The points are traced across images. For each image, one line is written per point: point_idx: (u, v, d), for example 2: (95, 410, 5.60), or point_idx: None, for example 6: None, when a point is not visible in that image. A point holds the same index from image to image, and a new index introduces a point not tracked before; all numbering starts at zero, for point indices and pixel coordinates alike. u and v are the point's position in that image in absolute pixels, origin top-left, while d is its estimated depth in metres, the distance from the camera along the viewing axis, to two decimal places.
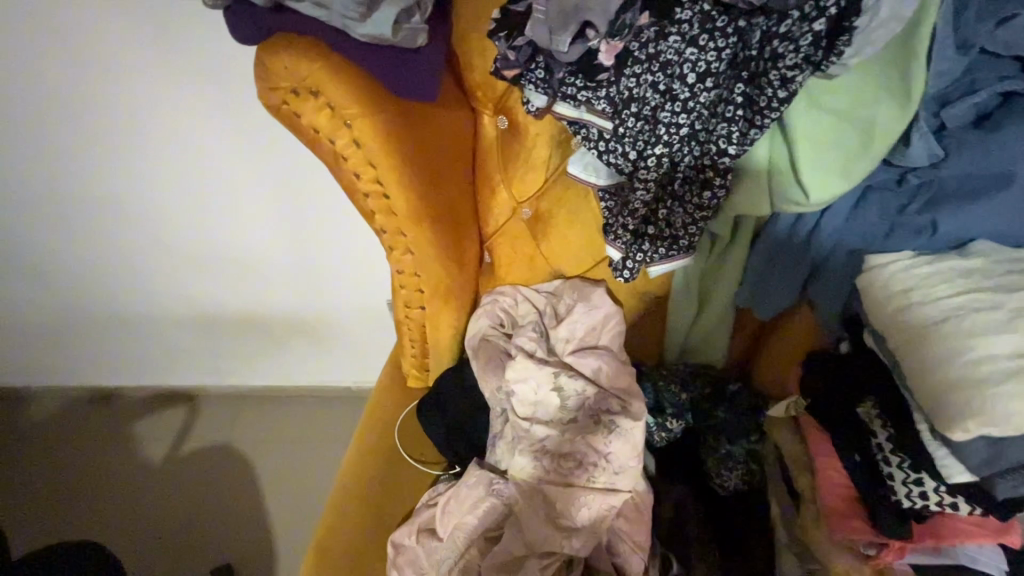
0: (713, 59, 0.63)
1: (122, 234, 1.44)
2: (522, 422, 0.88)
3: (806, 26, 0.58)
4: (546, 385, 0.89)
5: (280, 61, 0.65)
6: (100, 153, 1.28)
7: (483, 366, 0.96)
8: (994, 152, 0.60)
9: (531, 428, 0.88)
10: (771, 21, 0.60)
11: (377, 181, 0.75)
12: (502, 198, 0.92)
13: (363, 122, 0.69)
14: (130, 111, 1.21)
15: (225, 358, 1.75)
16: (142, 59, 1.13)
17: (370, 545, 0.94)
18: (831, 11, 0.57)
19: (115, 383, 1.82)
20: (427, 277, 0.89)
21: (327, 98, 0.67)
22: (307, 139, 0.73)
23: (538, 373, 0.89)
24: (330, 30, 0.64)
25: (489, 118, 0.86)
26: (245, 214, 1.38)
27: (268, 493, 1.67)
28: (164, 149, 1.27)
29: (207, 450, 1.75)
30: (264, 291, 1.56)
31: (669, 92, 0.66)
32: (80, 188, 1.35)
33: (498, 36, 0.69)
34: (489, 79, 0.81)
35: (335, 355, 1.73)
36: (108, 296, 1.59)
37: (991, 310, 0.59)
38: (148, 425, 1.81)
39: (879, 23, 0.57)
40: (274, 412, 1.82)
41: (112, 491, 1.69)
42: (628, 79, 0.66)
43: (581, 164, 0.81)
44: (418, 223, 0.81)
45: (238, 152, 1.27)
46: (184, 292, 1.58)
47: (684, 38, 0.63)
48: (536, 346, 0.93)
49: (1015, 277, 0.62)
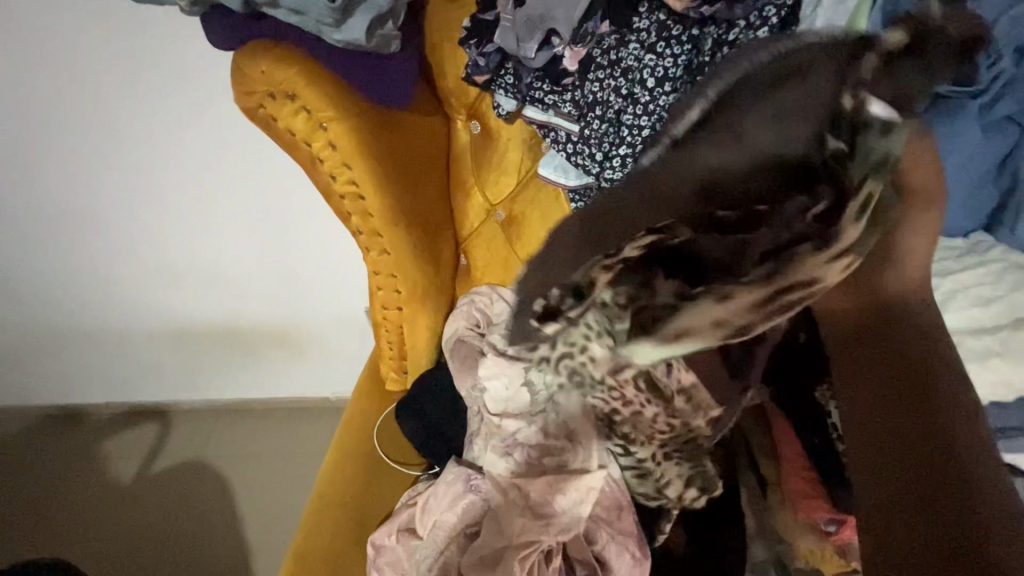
0: (669, 65, 0.66)
1: (95, 246, 1.42)
2: (493, 418, 0.88)
3: (752, 33, 0.62)
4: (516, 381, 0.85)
5: (257, 67, 0.67)
6: (73, 166, 1.27)
7: (460, 367, 0.95)
8: (927, 150, 0.66)
9: (502, 422, 0.87)
10: (721, 29, 0.64)
11: (353, 184, 0.77)
12: (476, 201, 0.95)
13: (339, 126, 0.71)
14: (106, 119, 1.20)
15: (202, 371, 1.71)
16: (120, 67, 1.13)
17: (349, 546, 0.95)
18: (774, 20, 0.62)
19: (86, 401, 1.78)
20: (404, 278, 0.91)
21: (303, 103, 0.69)
22: (284, 143, 0.75)
23: (508, 370, 0.85)
24: (308, 37, 0.68)
25: (462, 123, 0.90)
26: (225, 223, 1.38)
27: (245, 508, 1.64)
28: (138, 161, 1.27)
29: (185, 464, 1.71)
30: (242, 300, 1.54)
31: (631, 96, 0.68)
32: (51, 200, 1.33)
33: (470, 43, 0.73)
34: (461, 86, 0.84)
35: (313, 364, 1.71)
36: (80, 309, 1.55)
37: (926, 293, 0.64)
38: (122, 441, 1.76)
39: (817, 31, 0.63)
40: (250, 426, 1.78)
41: (83, 510, 1.64)
42: (592, 84, 0.71)
43: (552, 166, 0.84)
44: (394, 225, 0.83)
45: (217, 160, 1.27)
46: (159, 302, 1.55)
47: (642, 46, 0.67)
48: (504, 341, 0.88)
49: (948, 262, 0.66)
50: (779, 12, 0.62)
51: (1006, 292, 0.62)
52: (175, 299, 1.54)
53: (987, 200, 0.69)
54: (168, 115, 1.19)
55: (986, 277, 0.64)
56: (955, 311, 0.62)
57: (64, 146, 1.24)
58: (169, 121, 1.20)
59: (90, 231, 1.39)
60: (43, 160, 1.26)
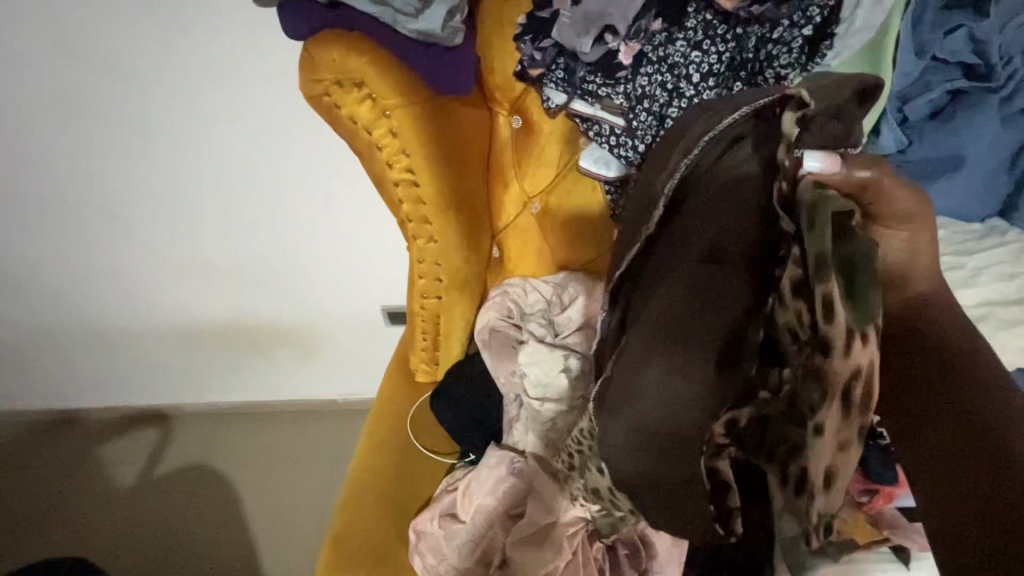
0: (714, 61, 0.72)
1: (99, 234, 1.29)
2: (533, 402, 0.86)
3: (796, 32, 0.69)
4: (556, 367, 0.85)
5: (330, 53, 0.71)
6: (80, 140, 1.15)
7: (494, 357, 0.92)
8: (948, 139, 0.75)
9: (542, 407, 0.85)
10: (764, 28, 0.70)
11: (409, 170, 0.80)
12: (513, 193, 0.95)
13: (402, 113, 0.75)
14: (108, 87, 1.07)
15: (202, 373, 1.57)
16: (130, 28, 1.01)
17: (391, 535, 0.89)
18: (817, 20, 0.68)
19: (79, 404, 1.62)
20: (447, 265, 0.92)
21: (371, 90, 0.74)
22: (344, 129, 0.78)
23: (548, 356, 0.86)
24: (381, 26, 0.73)
25: (504, 118, 0.91)
26: (236, 209, 1.25)
27: (254, 520, 1.46)
28: (156, 133, 1.14)
29: (180, 474, 1.54)
30: (249, 295, 1.41)
31: (676, 90, 0.74)
32: (53, 182, 1.21)
33: (525, 39, 0.79)
34: (509, 81, 0.86)
35: (325, 366, 1.56)
36: (72, 302, 1.41)
37: (955, 269, 0.73)
38: (112, 449, 1.59)
39: (856, 29, 0.69)
40: (256, 432, 1.61)
41: (67, 526, 1.47)
42: (643, 78, 0.75)
43: (592, 158, 0.86)
44: (444, 212, 0.85)
45: (232, 138, 1.14)
46: (158, 296, 1.41)
47: (689, 44, 0.72)
48: (544, 331, 0.90)
49: (969, 243, 0.76)
50: (822, 11, 0.68)
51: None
52: (180, 293, 1.40)
53: (1004, 187, 0.79)
54: (194, 85, 1.08)
55: (1005, 257, 0.74)
56: (980, 283, 0.71)
57: (74, 121, 1.12)
58: (192, 91, 1.08)
59: (96, 218, 1.27)
60: (49, 132, 1.14)
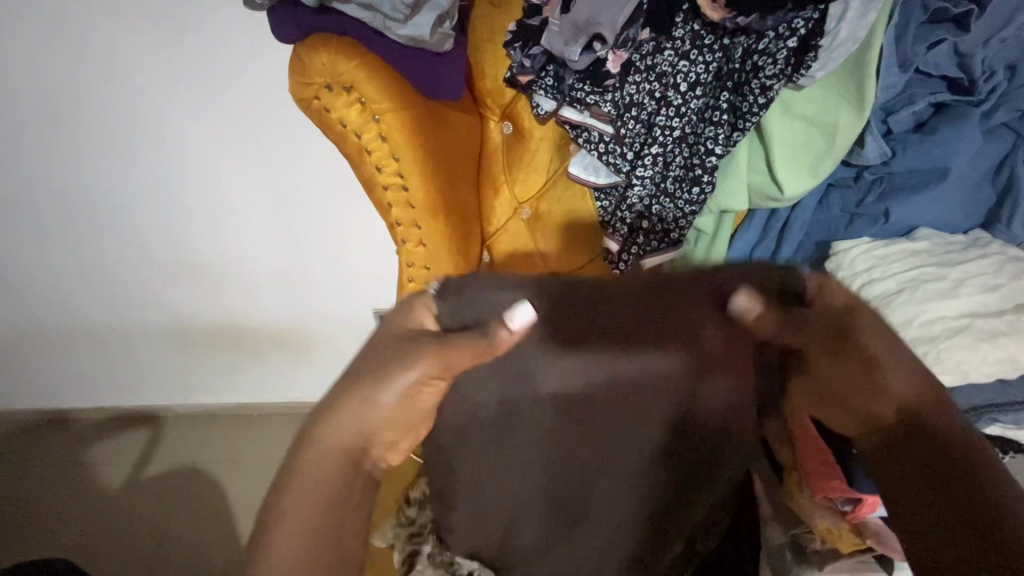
0: (702, 71, 0.77)
1: (94, 234, 1.29)
2: None
3: (781, 43, 0.72)
4: None
5: (319, 59, 0.72)
6: (76, 137, 1.15)
7: None
8: (932, 150, 0.76)
9: None
10: (751, 39, 0.74)
11: (397, 174, 0.80)
12: (504, 197, 0.94)
13: (392, 117, 0.76)
14: (117, 88, 1.08)
15: (197, 375, 1.56)
16: (139, 28, 1.02)
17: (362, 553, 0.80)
18: (800, 32, 0.71)
19: (69, 404, 1.60)
20: (437, 269, 0.88)
21: (360, 94, 0.74)
22: (333, 133, 0.78)
23: None
24: (369, 29, 0.74)
25: (495, 123, 0.91)
26: (235, 207, 1.25)
27: (243, 521, 1.45)
28: (154, 136, 1.15)
29: (172, 471, 1.54)
30: (243, 295, 1.40)
31: (664, 98, 0.79)
32: (47, 179, 1.20)
33: (514, 46, 0.80)
34: (499, 87, 0.86)
35: (316, 369, 1.56)
36: (66, 300, 1.40)
37: (938, 280, 0.74)
38: (103, 448, 1.58)
39: (840, 41, 0.70)
40: (245, 435, 1.60)
41: (58, 519, 1.46)
42: (631, 87, 0.79)
43: (582, 165, 0.87)
44: (433, 215, 0.84)
45: (237, 140, 1.15)
46: (153, 294, 1.40)
47: (677, 53, 0.76)
48: None
49: (952, 254, 0.77)
50: (806, 24, 0.71)
51: (1006, 281, 0.73)
52: (174, 292, 1.39)
53: (985, 199, 0.80)
54: (198, 87, 1.09)
55: (989, 267, 0.75)
56: (962, 295, 0.72)
57: (74, 121, 1.12)
58: (188, 93, 1.09)
59: (94, 219, 1.27)
60: (45, 132, 1.14)
